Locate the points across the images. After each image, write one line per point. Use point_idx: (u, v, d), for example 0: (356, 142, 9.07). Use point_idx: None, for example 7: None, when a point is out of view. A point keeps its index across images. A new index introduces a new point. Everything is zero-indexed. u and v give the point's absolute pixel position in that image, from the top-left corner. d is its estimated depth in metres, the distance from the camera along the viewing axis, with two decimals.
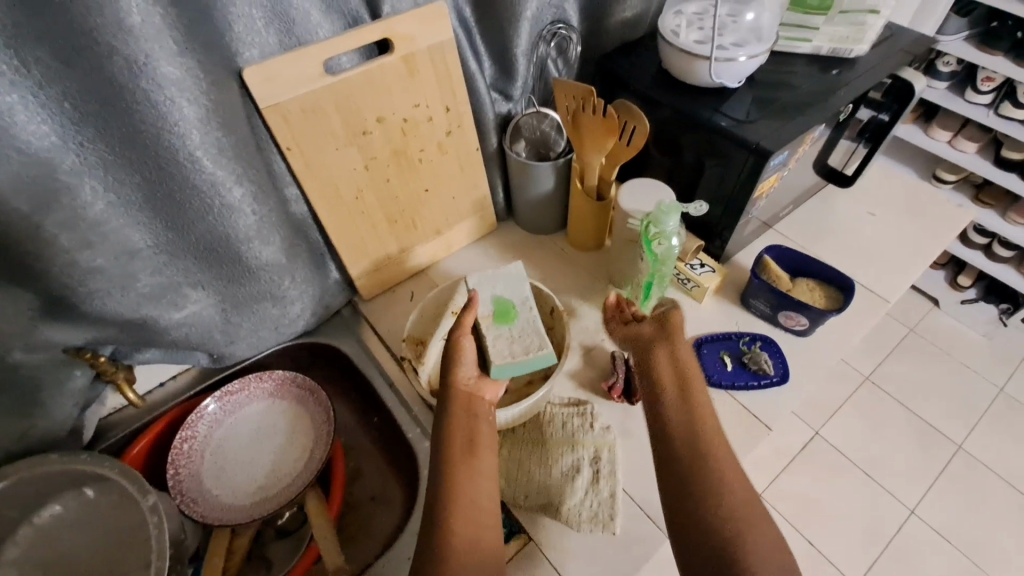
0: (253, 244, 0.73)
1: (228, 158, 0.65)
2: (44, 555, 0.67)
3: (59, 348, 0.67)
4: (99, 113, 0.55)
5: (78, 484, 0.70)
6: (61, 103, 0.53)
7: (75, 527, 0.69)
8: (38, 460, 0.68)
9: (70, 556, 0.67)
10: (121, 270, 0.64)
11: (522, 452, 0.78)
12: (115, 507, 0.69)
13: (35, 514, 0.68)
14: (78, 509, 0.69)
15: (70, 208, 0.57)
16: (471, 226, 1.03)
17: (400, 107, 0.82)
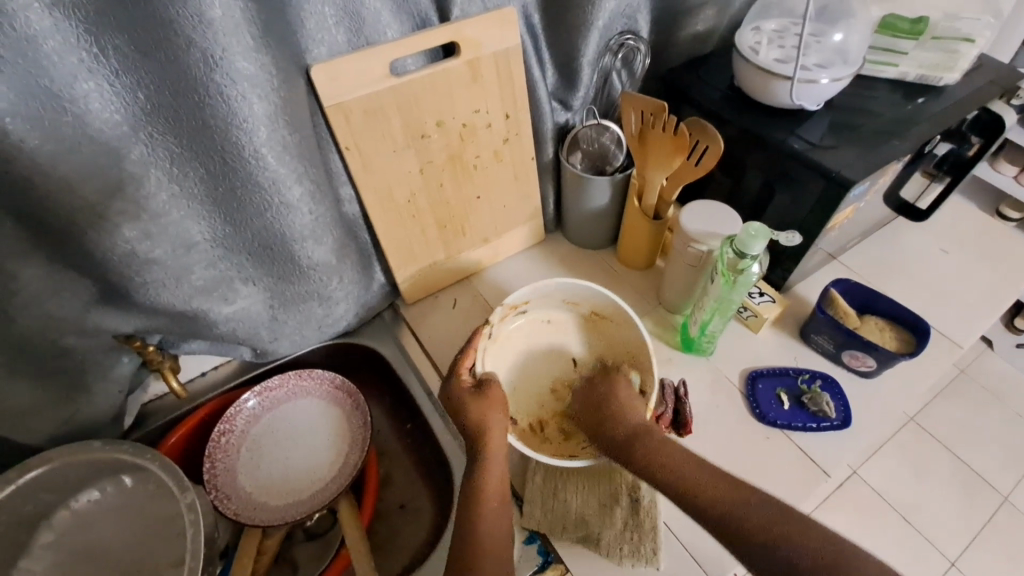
0: (307, 243, 0.72)
1: (291, 157, 0.64)
2: (79, 540, 0.67)
3: (110, 334, 0.67)
4: (171, 105, 0.54)
5: (116, 470, 0.70)
6: (135, 93, 0.52)
7: (110, 514, 0.69)
8: (81, 447, 0.68)
9: (105, 544, 0.67)
10: (176, 262, 0.64)
11: (558, 482, 0.75)
12: (152, 497, 0.68)
13: (73, 498, 0.69)
14: (115, 496, 0.69)
15: (134, 199, 0.57)
16: (520, 235, 1.01)
17: (461, 112, 0.81)
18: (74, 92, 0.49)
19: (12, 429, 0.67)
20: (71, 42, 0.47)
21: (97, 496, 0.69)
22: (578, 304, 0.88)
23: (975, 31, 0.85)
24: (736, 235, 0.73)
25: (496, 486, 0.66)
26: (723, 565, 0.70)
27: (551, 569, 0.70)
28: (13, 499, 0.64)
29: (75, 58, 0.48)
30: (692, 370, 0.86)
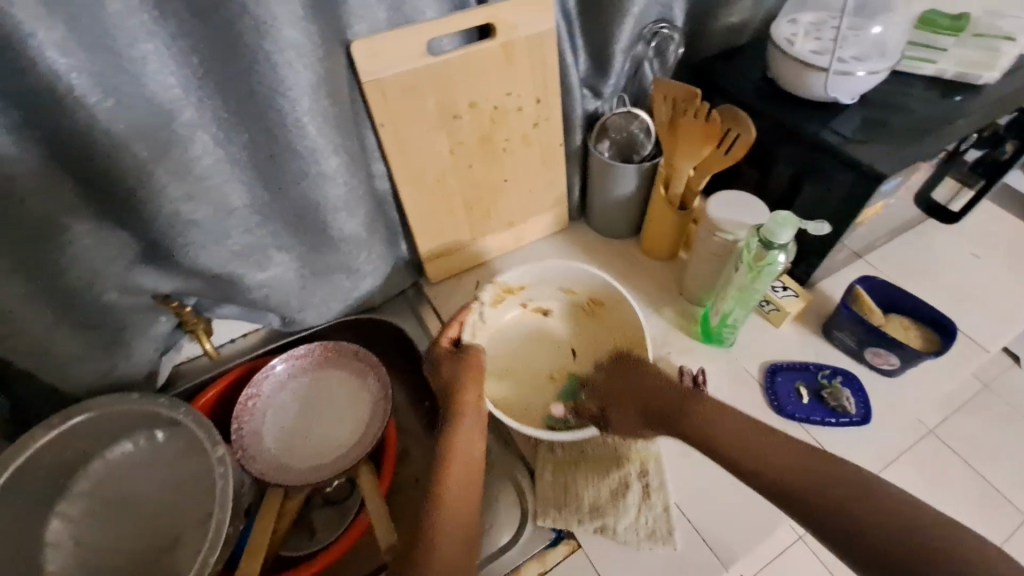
0: (339, 215, 0.74)
1: (330, 127, 0.66)
2: (117, 485, 0.71)
3: (150, 293, 0.70)
4: (221, 70, 0.56)
5: (149, 424, 0.72)
6: (189, 56, 0.54)
7: (144, 466, 0.72)
8: (119, 398, 0.70)
9: (138, 493, 0.71)
10: (217, 224, 0.66)
11: (566, 474, 0.75)
12: (183, 453, 0.72)
13: (109, 447, 0.72)
14: (149, 448, 0.73)
15: (182, 159, 0.59)
16: (544, 221, 1.02)
17: (493, 94, 0.82)
18: (134, 52, 0.51)
19: (53, 379, 0.69)
20: (135, 4, 0.50)
21: (131, 447, 0.73)
22: (574, 292, 0.90)
23: (1019, 29, 0.84)
24: (763, 225, 0.74)
25: (463, 453, 0.68)
26: (737, 551, 0.69)
27: (564, 544, 0.71)
28: (54, 445, 0.67)
29: (136, 19, 0.50)
30: (712, 360, 0.86)
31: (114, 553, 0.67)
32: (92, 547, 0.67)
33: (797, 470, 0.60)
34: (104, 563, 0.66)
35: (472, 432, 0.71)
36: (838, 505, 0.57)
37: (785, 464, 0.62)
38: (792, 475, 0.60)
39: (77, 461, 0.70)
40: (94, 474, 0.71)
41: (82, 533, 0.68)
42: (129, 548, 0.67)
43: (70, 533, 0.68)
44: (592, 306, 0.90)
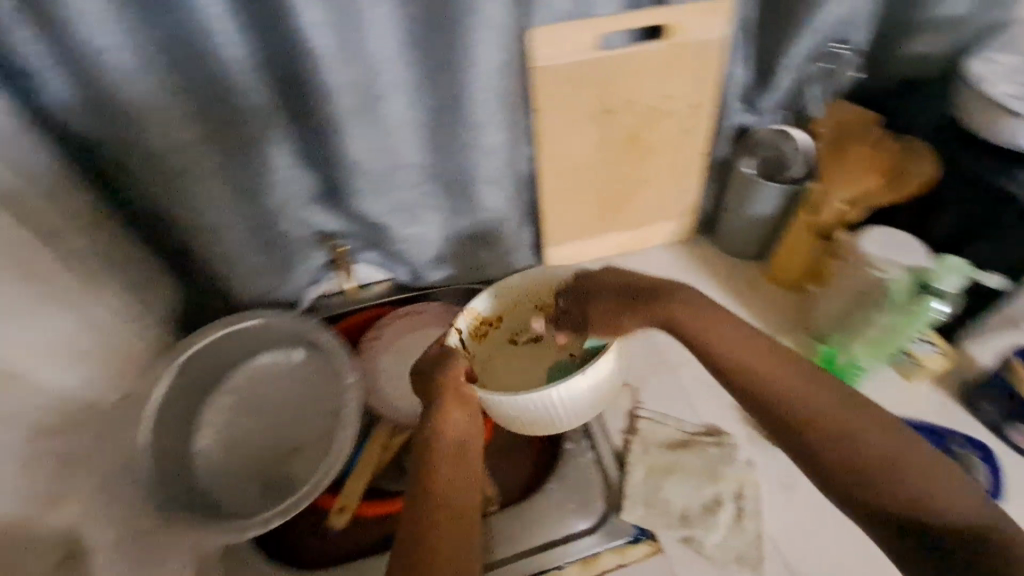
0: (490, 187, 0.78)
1: (505, 105, 0.70)
2: (258, 389, 0.82)
3: (315, 229, 0.78)
4: (430, 40, 0.62)
5: (293, 343, 0.83)
6: (408, 24, 0.60)
7: (282, 378, 0.83)
8: (277, 314, 0.80)
9: (274, 399, 0.82)
10: (387, 176, 0.73)
11: (659, 478, 0.75)
12: (318, 374, 0.82)
13: (257, 355, 0.84)
14: (288, 364, 0.83)
15: (377, 114, 0.65)
16: (669, 228, 1.02)
17: (652, 94, 0.83)
18: (367, 14, 0.57)
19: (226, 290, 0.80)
20: None
21: (274, 360, 0.84)
22: (549, 306, 0.80)
23: None
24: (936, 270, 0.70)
25: (452, 449, 0.61)
26: None
27: (645, 544, 0.71)
28: (220, 342, 0.79)
29: None
30: None
31: (250, 445, 0.78)
32: (234, 437, 0.79)
33: (815, 413, 0.58)
34: (242, 452, 0.77)
35: (461, 428, 0.63)
36: (832, 441, 0.57)
37: (816, 401, 0.59)
38: (818, 414, 0.58)
39: (231, 361, 0.82)
40: (242, 376, 0.83)
41: (228, 423, 0.80)
42: (262, 444, 0.78)
43: (219, 419, 0.80)
44: (570, 312, 0.80)
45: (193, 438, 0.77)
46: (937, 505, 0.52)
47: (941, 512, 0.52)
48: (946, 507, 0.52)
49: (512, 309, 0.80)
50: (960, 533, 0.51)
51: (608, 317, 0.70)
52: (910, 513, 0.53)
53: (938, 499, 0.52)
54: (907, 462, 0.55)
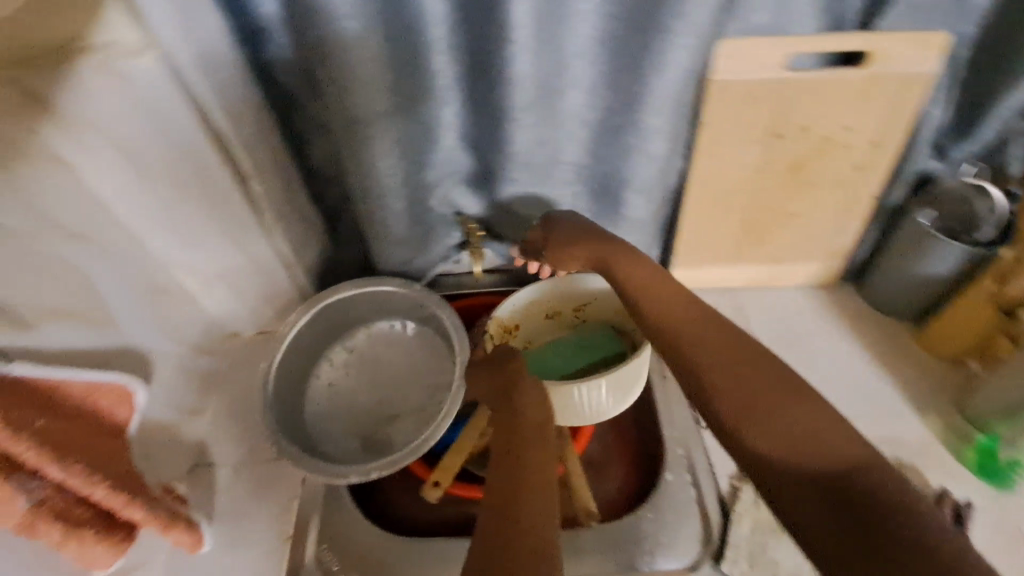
0: (638, 197, 0.75)
1: (679, 117, 0.67)
2: (368, 354, 0.87)
3: (457, 210, 0.79)
4: (624, 41, 0.60)
5: (408, 317, 0.86)
6: (607, 24, 0.59)
7: (392, 348, 0.87)
8: (404, 283, 0.81)
9: (380, 367, 0.86)
10: (542, 168, 0.73)
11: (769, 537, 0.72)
12: (428, 350, 0.86)
13: (373, 322, 0.87)
14: (398, 335, 0.87)
15: (551, 107, 0.66)
16: (811, 270, 0.94)
17: (830, 125, 0.77)
18: (571, 8, 0.57)
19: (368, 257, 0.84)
20: None
21: (387, 329, 0.87)
22: (559, 312, 0.84)
23: None
24: None
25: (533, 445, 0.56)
26: None
27: None
28: (345, 303, 0.82)
29: None
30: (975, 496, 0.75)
31: (355, 406, 0.83)
32: (342, 394, 0.84)
33: (721, 374, 0.51)
34: (347, 410, 0.83)
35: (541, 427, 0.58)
36: (749, 403, 0.48)
37: (720, 367, 0.51)
38: (707, 368, 0.51)
39: (350, 323, 0.86)
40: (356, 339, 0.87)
41: (337, 381, 0.85)
42: (366, 407, 0.83)
43: (330, 376, 0.85)
44: (580, 316, 0.84)
45: (307, 387, 0.83)
46: (857, 467, 0.43)
47: (876, 492, 0.42)
48: (847, 469, 0.43)
49: (527, 318, 0.82)
50: (901, 522, 0.40)
51: (564, 256, 0.70)
52: (833, 492, 0.43)
53: (865, 468, 0.43)
54: (850, 450, 0.45)
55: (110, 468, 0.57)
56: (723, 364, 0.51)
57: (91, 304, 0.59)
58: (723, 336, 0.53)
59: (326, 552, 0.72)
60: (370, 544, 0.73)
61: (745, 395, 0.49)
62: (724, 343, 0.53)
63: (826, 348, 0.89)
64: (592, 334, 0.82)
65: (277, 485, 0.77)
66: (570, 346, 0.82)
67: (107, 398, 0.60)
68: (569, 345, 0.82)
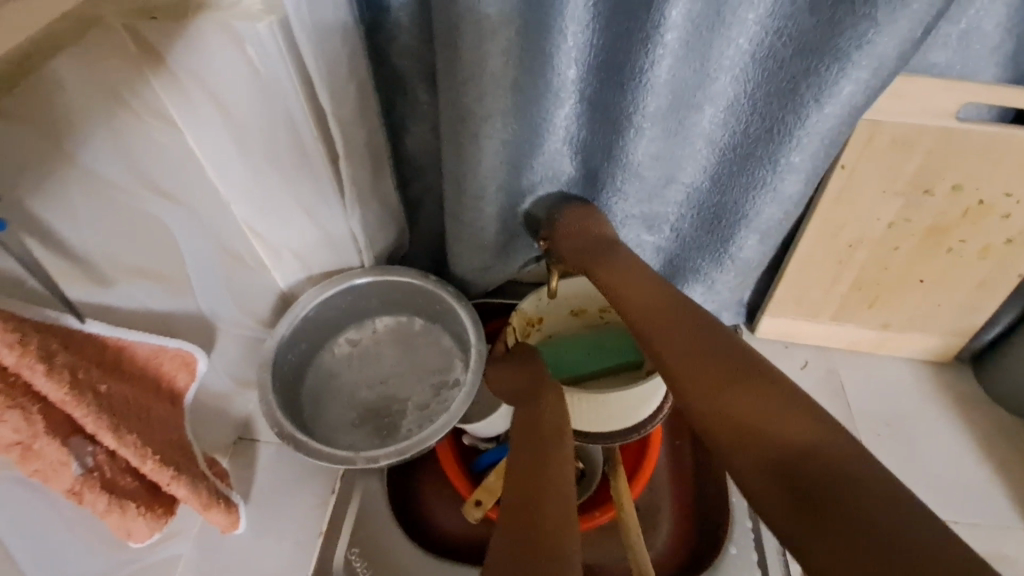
0: (751, 234, 0.67)
1: (824, 154, 0.59)
2: (371, 347, 0.83)
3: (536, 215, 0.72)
4: (784, 63, 0.53)
5: (417, 312, 0.83)
6: (769, 41, 0.52)
7: (398, 344, 0.83)
8: (419, 274, 0.78)
9: (381, 363, 0.82)
10: (651, 186, 0.66)
11: None
12: (434, 347, 0.82)
13: (379, 317, 0.84)
14: (405, 329, 0.84)
15: (680, 121, 0.59)
16: (924, 344, 0.83)
17: (988, 188, 0.66)
18: (733, 17, 0.51)
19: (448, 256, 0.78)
20: None
21: (394, 325, 0.84)
22: (585, 310, 0.80)
23: None
24: None
25: (550, 477, 0.51)
26: None
27: None
28: (355, 293, 0.79)
29: None
30: None
31: (354, 397, 0.79)
32: (339, 387, 0.80)
33: (699, 365, 0.45)
34: (346, 402, 0.79)
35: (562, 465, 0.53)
36: (701, 396, 0.43)
37: (691, 356, 0.46)
38: (683, 361, 0.46)
39: (357, 317, 0.83)
40: (362, 333, 0.84)
41: (338, 371, 0.81)
42: (366, 399, 0.79)
43: (331, 366, 0.82)
44: (605, 317, 0.81)
45: (304, 376, 0.80)
46: (811, 455, 0.36)
47: (837, 484, 0.35)
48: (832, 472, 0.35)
49: (553, 311, 0.79)
50: (874, 521, 0.32)
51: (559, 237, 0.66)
52: (783, 487, 0.36)
53: (821, 453, 0.36)
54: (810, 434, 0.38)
55: (160, 438, 0.55)
56: (704, 351, 0.46)
57: (169, 263, 0.60)
58: (700, 326, 0.48)
59: (356, 556, 0.70)
60: (403, 556, 0.71)
61: (723, 384, 0.43)
62: (700, 331, 0.48)
63: (934, 437, 0.79)
64: (609, 333, 0.78)
65: (311, 473, 0.75)
66: (584, 349, 0.78)
67: (170, 362, 0.58)
68: (584, 346, 0.78)
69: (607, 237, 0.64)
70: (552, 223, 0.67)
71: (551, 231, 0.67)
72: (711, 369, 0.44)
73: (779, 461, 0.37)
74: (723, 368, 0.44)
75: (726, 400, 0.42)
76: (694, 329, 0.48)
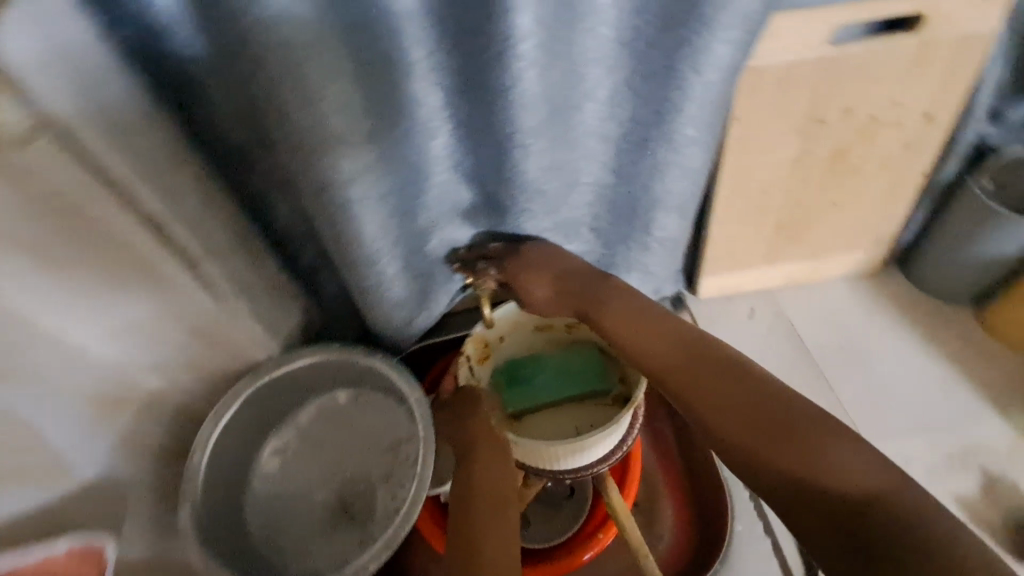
0: (670, 213, 0.64)
1: (716, 120, 0.55)
2: (303, 446, 0.74)
3: (449, 250, 0.66)
4: (651, 40, 0.49)
5: (333, 385, 0.74)
6: (629, 21, 0.48)
7: (329, 428, 0.74)
8: (320, 349, 0.69)
9: (321, 456, 0.73)
10: (557, 195, 0.61)
11: None
12: (367, 411, 0.74)
13: (296, 412, 0.75)
14: (329, 408, 0.75)
15: (565, 125, 0.54)
16: (855, 260, 0.85)
17: (875, 103, 0.66)
18: (587, 7, 0.45)
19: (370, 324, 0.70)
20: None
21: (314, 411, 0.75)
22: (550, 326, 0.75)
23: None
24: None
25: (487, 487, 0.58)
26: None
27: None
28: (256, 403, 0.69)
29: None
30: None
31: (311, 506, 0.70)
32: (289, 504, 0.71)
33: (741, 417, 0.46)
34: (306, 515, 0.70)
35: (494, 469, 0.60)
36: (750, 448, 0.45)
37: (731, 407, 0.47)
38: (724, 413, 0.47)
39: (271, 423, 0.73)
40: (285, 436, 0.74)
41: (280, 489, 0.72)
42: (325, 502, 0.70)
43: (270, 488, 0.72)
44: (573, 332, 0.75)
45: (243, 513, 0.70)
46: (874, 501, 0.39)
47: (901, 525, 0.37)
48: (890, 519, 0.38)
49: (511, 332, 0.74)
50: (938, 559, 0.35)
51: (525, 280, 0.63)
52: (845, 529, 0.39)
53: (885, 499, 0.39)
54: (871, 481, 0.40)
55: None
56: (744, 399, 0.47)
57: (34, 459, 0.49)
58: (731, 373, 0.49)
59: None
60: None
61: (767, 435, 0.44)
62: (735, 378, 0.49)
63: (887, 348, 0.81)
64: (575, 357, 0.72)
65: None
66: (547, 375, 0.71)
67: (75, 571, 0.48)
68: (546, 371, 0.72)
69: (588, 274, 0.62)
70: (519, 262, 0.63)
71: (518, 270, 0.63)
72: (752, 420, 0.46)
73: (837, 512, 0.39)
74: (767, 415, 0.45)
75: (780, 451, 0.43)
76: (726, 377, 0.49)
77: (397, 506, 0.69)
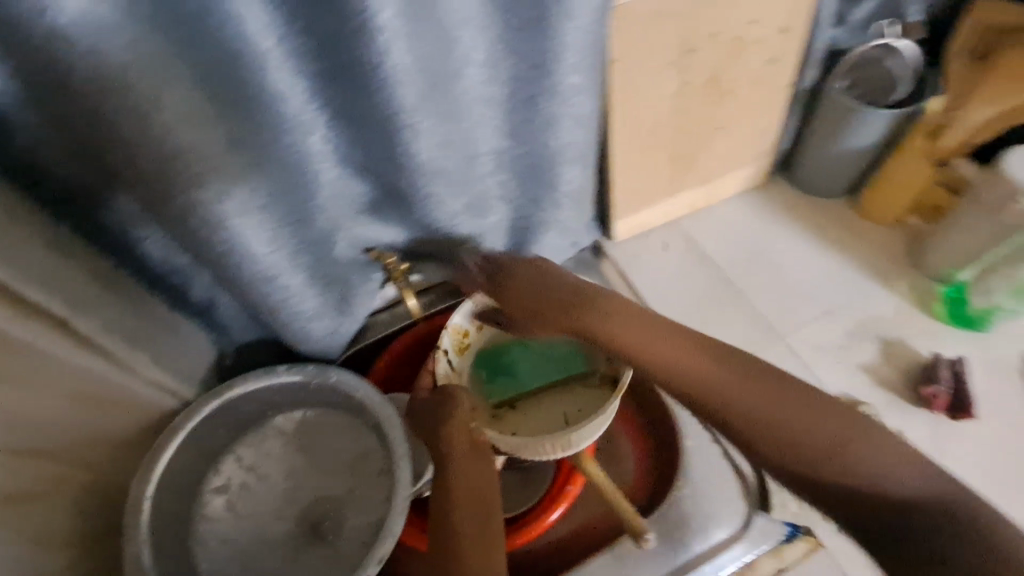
0: (570, 163, 0.64)
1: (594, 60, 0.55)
2: (249, 478, 0.68)
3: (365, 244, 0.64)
4: None
5: (275, 407, 0.69)
6: None
7: (274, 456, 0.69)
8: (267, 371, 0.65)
9: (270, 485, 0.67)
10: (459, 172, 0.58)
11: None
12: (316, 429, 0.69)
13: (238, 442, 0.69)
14: (274, 435, 0.70)
15: (451, 96, 0.51)
16: (744, 177, 0.90)
17: (736, 24, 0.69)
18: None
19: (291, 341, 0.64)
20: None
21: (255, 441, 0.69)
22: None
23: None
24: None
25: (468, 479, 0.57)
26: None
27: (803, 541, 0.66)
28: (186, 448, 0.62)
29: None
30: (962, 346, 0.80)
31: (267, 539, 0.65)
32: (242, 544, 0.64)
33: (725, 387, 0.51)
34: (262, 550, 0.64)
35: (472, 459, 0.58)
36: (753, 421, 0.49)
37: (734, 383, 0.51)
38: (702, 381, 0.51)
39: (205, 462, 0.66)
40: (226, 472, 0.68)
41: (228, 529, 0.65)
42: (284, 531, 0.65)
43: (217, 530, 0.65)
44: None
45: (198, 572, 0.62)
46: (846, 450, 0.46)
47: (883, 474, 0.45)
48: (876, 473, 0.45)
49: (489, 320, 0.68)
50: (912, 497, 0.44)
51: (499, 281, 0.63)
52: (829, 477, 0.46)
53: (853, 446, 0.46)
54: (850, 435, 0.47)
55: None
56: (729, 371, 0.51)
57: None
58: (719, 352, 0.53)
59: None
60: None
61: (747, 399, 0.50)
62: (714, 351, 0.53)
63: (788, 251, 0.88)
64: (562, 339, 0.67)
65: None
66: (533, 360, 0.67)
67: None
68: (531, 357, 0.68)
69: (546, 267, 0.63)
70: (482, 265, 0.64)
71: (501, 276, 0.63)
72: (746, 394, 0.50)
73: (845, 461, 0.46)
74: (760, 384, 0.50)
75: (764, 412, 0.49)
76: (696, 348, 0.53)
77: (369, 520, 0.64)
